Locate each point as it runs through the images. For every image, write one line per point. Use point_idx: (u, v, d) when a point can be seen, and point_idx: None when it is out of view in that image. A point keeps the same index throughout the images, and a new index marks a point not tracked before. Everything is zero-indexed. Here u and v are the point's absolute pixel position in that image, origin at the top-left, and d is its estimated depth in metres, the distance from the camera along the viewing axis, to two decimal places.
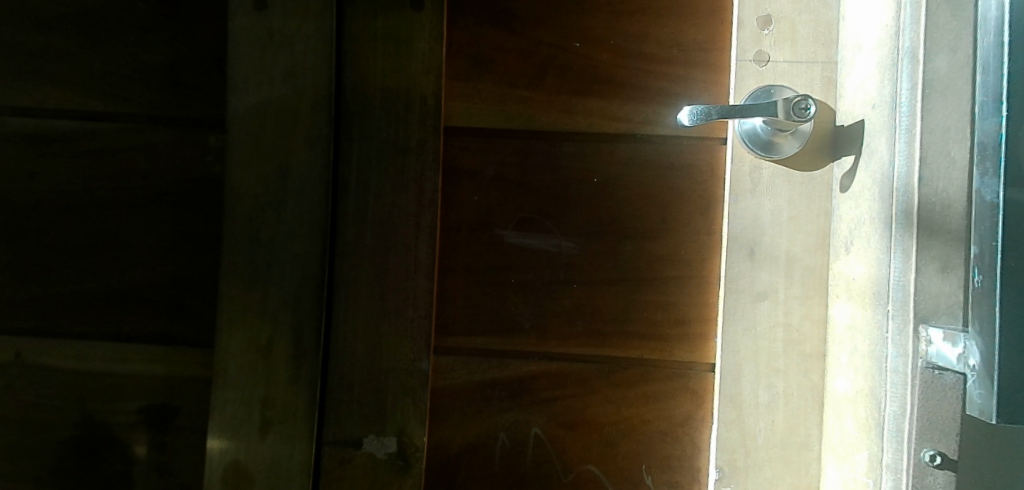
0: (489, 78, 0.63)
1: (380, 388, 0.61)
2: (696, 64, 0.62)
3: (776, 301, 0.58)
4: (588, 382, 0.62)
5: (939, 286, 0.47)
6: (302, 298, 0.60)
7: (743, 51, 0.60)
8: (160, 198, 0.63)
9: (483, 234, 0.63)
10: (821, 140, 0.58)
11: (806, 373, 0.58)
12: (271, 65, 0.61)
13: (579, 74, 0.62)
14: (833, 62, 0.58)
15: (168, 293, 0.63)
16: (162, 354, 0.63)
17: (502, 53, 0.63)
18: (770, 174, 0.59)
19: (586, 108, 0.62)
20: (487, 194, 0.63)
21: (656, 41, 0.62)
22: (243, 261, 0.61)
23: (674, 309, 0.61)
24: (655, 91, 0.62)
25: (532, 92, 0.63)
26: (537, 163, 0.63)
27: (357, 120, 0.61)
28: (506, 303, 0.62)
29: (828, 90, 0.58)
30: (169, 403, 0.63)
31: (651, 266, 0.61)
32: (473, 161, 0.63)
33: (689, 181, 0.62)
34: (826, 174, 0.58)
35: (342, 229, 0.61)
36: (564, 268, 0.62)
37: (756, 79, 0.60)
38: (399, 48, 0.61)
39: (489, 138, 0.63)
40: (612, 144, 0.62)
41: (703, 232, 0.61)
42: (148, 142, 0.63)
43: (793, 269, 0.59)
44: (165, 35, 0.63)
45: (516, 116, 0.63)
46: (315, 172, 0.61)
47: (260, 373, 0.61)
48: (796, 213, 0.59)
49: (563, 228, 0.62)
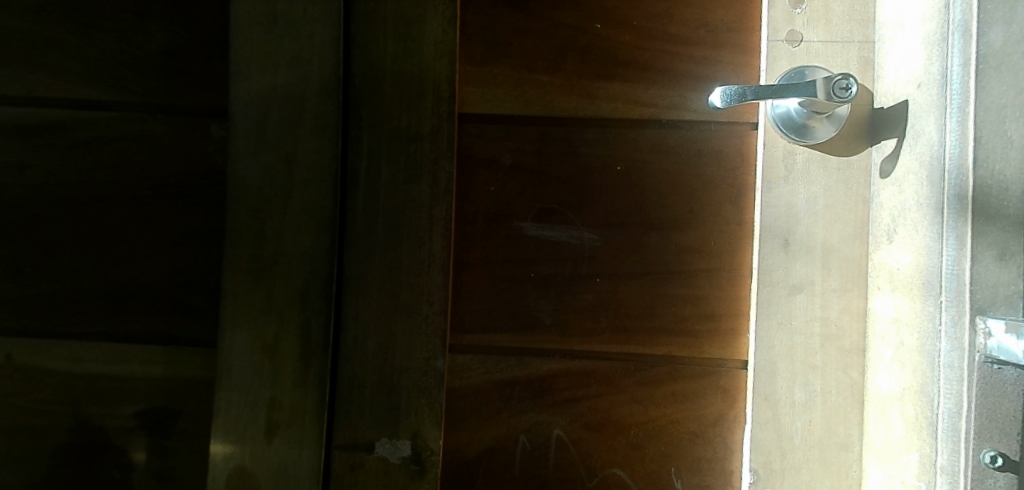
0: (506, 63, 0.60)
1: (394, 388, 0.57)
2: (723, 46, 0.59)
3: (813, 294, 0.55)
4: (613, 381, 0.59)
5: (997, 275, 0.43)
6: (311, 293, 0.57)
7: (775, 31, 0.57)
8: (160, 190, 0.60)
9: (501, 226, 0.60)
10: (858, 124, 0.55)
11: (845, 370, 0.55)
12: (276, 50, 0.58)
13: (600, 57, 0.59)
14: (870, 41, 0.55)
15: (169, 290, 0.59)
16: (164, 355, 0.60)
17: (520, 36, 0.60)
18: (804, 159, 0.56)
19: (608, 92, 0.59)
20: (505, 184, 0.60)
21: (681, 22, 0.59)
22: (248, 256, 0.58)
23: (703, 303, 0.58)
24: (680, 74, 0.59)
25: (550, 76, 0.60)
26: (557, 151, 0.59)
27: (367, 107, 0.58)
28: (526, 299, 0.59)
29: (865, 72, 0.55)
30: (169, 406, 0.60)
31: (678, 259, 0.58)
32: (489, 149, 0.60)
33: (718, 169, 0.58)
34: (865, 159, 0.55)
35: (352, 221, 0.58)
36: (586, 261, 0.59)
37: (789, 60, 0.57)
38: (411, 32, 0.58)
39: (505, 125, 0.60)
40: (636, 130, 0.59)
41: (733, 222, 0.58)
42: (147, 132, 0.60)
43: (830, 260, 0.55)
44: (165, 20, 0.60)
45: (534, 102, 0.60)
46: (324, 160, 0.58)
47: (266, 373, 0.58)
48: (833, 200, 0.56)
49: (585, 219, 0.59)
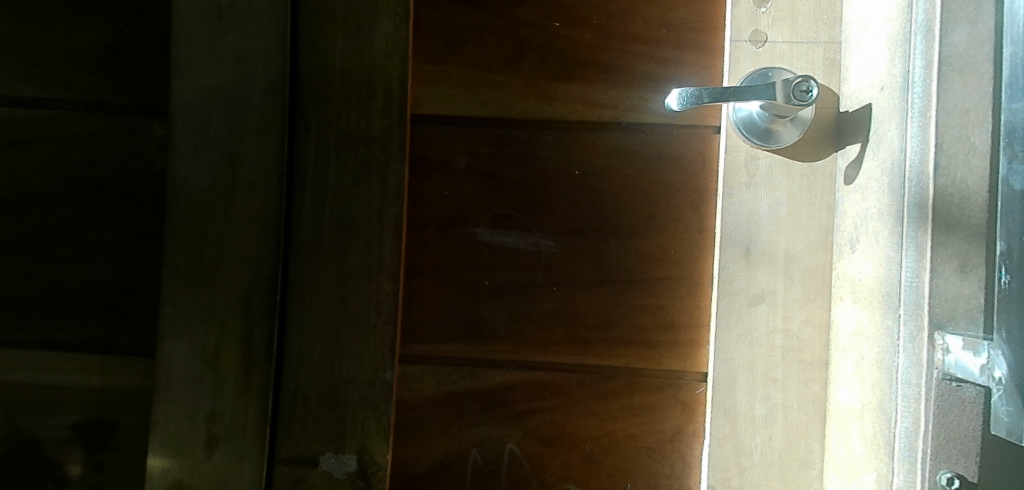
0: (460, 62, 0.57)
1: (340, 401, 0.55)
2: (686, 46, 0.56)
3: (774, 304, 0.54)
4: (568, 393, 0.56)
5: (956, 288, 0.41)
6: (253, 302, 0.55)
7: (738, 31, 0.54)
8: (99, 192, 0.57)
9: (454, 232, 0.57)
10: (822, 129, 0.53)
11: (805, 383, 0.53)
12: (220, 46, 0.55)
13: (559, 57, 0.56)
14: (836, 42, 0.53)
15: (106, 296, 0.57)
16: (100, 363, 0.57)
17: (475, 34, 0.57)
18: (767, 164, 0.54)
19: (566, 94, 0.56)
20: (459, 188, 0.57)
21: (642, 20, 0.56)
22: (189, 261, 0.55)
23: (662, 313, 0.56)
24: (642, 76, 0.56)
25: (507, 76, 0.56)
26: (514, 155, 0.57)
27: (313, 107, 0.55)
28: (480, 308, 0.57)
29: (830, 74, 0.53)
30: (106, 418, 0.57)
31: (637, 267, 0.56)
32: (443, 152, 0.57)
33: (678, 174, 0.56)
34: (829, 165, 0.53)
35: (297, 225, 0.55)
36: (543, 269, 0.56)
37: (751, 61, 0.54)
38: (361, 28, 0.55)
39: (460, 126, 0.57)
40: (593, 133, 0.56)
41: (693, 230, 0.56)
42: (85, 130, 0.57)
43: (791, 269, 0.54)
44: (105, 14, 0.57)
45: (491, 103, 0.57)
46: (269, 163, 0.55)
47: (207, 384, 0.55)
48: (796, 207, 0.54)
49: (541, 225, 0.56)
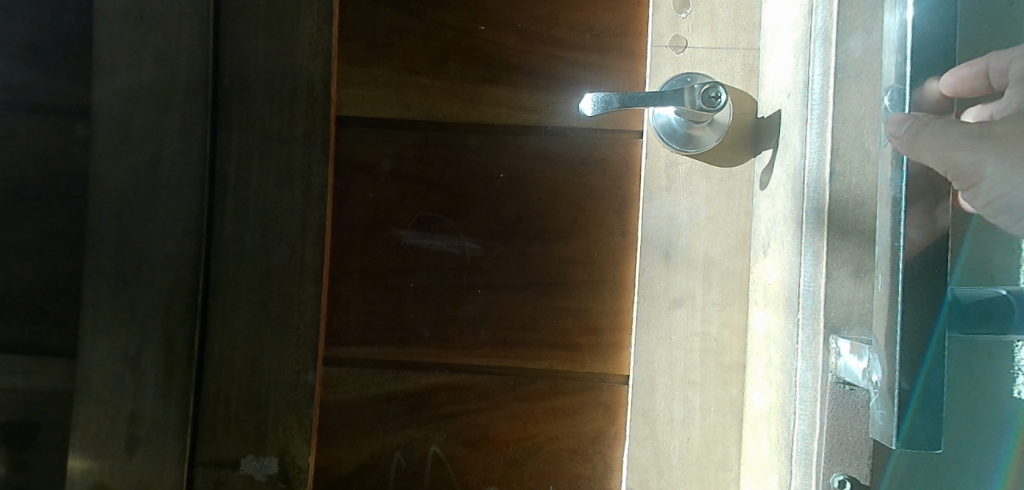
0: (386, 64, 0.56)
1: (262, 402, 0.55)
2: (611, 51, 0.56)
3: (693, 307, 0.54)
4: (492, 396, 0.57)
5: (851, 292, 0.44)
6: (174, 303, 0.55)
7: (659, 37, 0.55)
8: (20, 192, 0.56)
9: (379, 235, 0.56)
10: (740, 133, 0.53)
11: (723, 387, 0.54)
12: (140, 45, 0.53)
13: (483, 60, 0.56)
14: (754, 48, 0.54)
15: (27, 296, 0.56)
16: (25, 364, 0.56)
17: (400, 37, 0.56)
18: (686, 170, 0.54)
19: (492, 97, 0.56)
20: (384, 191, 0.56)
21: (566, 25, 0.56)
22: (110, 260, 0.54)
23: (586, 316, 0.56)
24: (564, 80, 0.56)
25: (433, 79, 0.56)
26: (439, 158, 0.56)
27: (236, 109, 0.55)
28: (404, 310, 0.56)
29: (748, 80, 0.54)
30: (30, 419, 0.55)
31: (562, 270, 0.56)
32: (368, 154, 0.56)
33: (602, 179, 0.56)
34: (747, 170, 0.54)
35: (220, 226, 0.55)
36: (467, 272, 0.56)
37: (672, 66, 0.55)
38: (284, 30, 0.55)
39: (385, 129, 0.57)
40: (519, 136, 0.56)
41: (615, 234, 0.56)
42: (9, 128, 0.56)
43: (710, 273, 0.54)
44: (22, 9, 0.55)
45: (416, 105, 0.56)
46: (192, 165, 0.55)
47: (128, 385, 0.54)
48: (714, 212, 0.54)
49: (466, 227, 0.56)
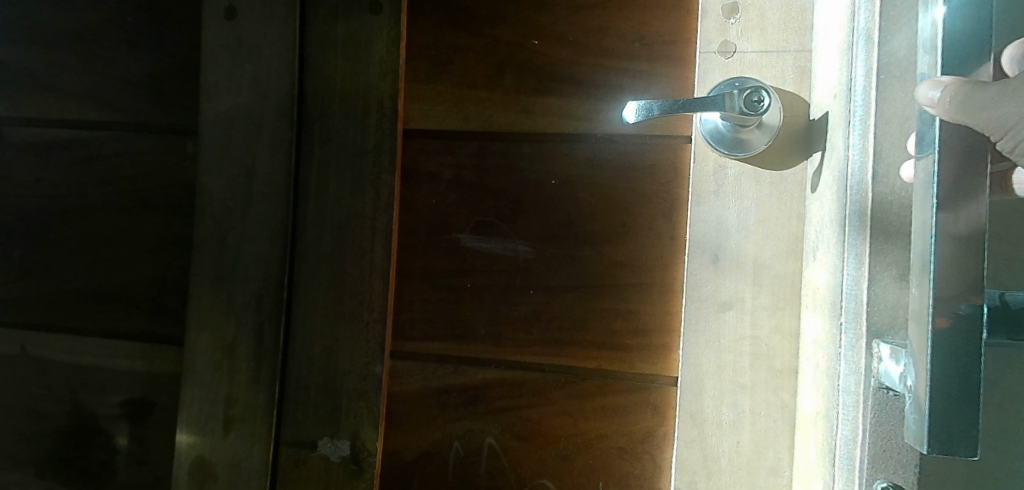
0: (447, 80, 0.61)
1: (336, 391, 0.60)
2: (659, 59, 0.57)
3: (742, 311, 0.54)
4: (544, 393, 0.60)
5: (896, 297, 0.42)
6: (263, 299, 0.61)
7: (707, 43, 0.56)
8: (143, 202, 0.65)
9: (440, 237, 0.61)
10: (791, 137, 0.53)
11: (774, 391, 0.53)
12: (239, 74, 0.62)
13: (536, 73, 0.59)
14: (806, 51, 0.53)
15: (146, 291, 0.65)
16: (144, 349, 0.65)
17: (461, 54, 0.60)
18: (735, 173, 0.55)
19: (544, 107, 0.59)
20: (446, 197, 0.61)
21: (615, 36, 0.58)
22: (212, 261, 0.62)
23: (634, 318, 0.58)
24: (614, 88, 0.58)
25: (489, 92, 0.60)
26: (495, 166, 0.60)
27: (317, 125, 0.61)
28: (462, 309, 0.60)
29: (800, 82, 0.53)
30: (147, 398, 0.65)
31: (611, 273, 0.58)
32: (431, 164, 0.61)
33: (651, 183, 0.58)
34: (799, 173, 0.53)
35: (302, 230, 0.61)
36: (521, 274, 0.59)
37: (721, 71, 0.55)
38: (358, 51, 0.60)
39: (447, 140, 0.61)
40: (570, 144, 0.59)
41: (665, 237, 0.57)
42: (135, 148, 0.65)
43: (760, 277, 0.54)
44: (146, 45, 0.64)
45: (474, 117, 0.60)
46: (280, 176, 0.61)
47: (224, 371, 0.62)
48: (765, 215, 0.54)
49: (519, 231, 0.59)
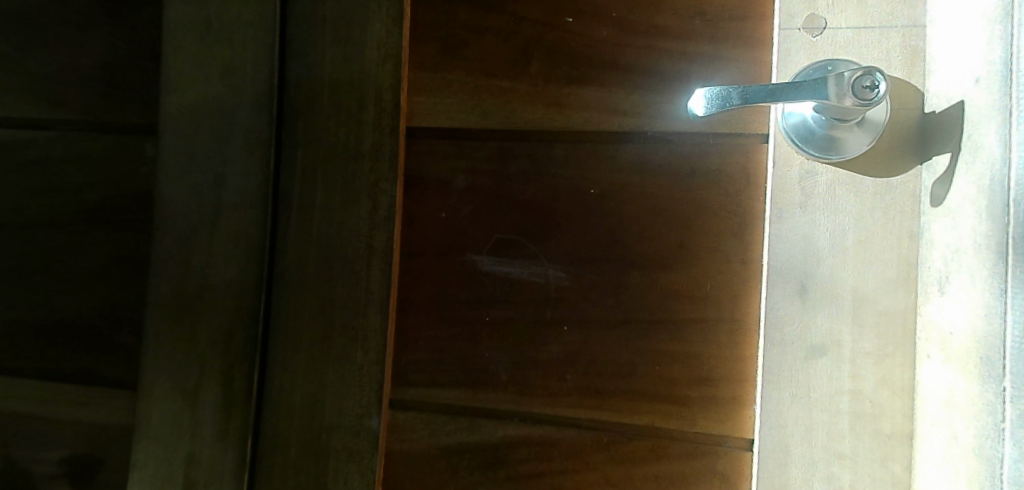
0: (460, 67, 0.49)
1: (322, 449, 0.49)
2: (726, 39, 0.46)
3: (839, 357, 0.43)
4: (582, 455, 0.48)
5: None
6: (234, 335, 0.49)
7: (789, 17, 0.45)
8: (92, 215, 0.53)
9: (452, 261, 0.49)
10: (898, 136, 0.43)
11: (882, 462, 0.42)
12: (207, 59, 0.50)
13: (570, 57, 0.48)
14: (917, 25, 0.43)
15: (95, 322, 0.53)
16: (89, 394, 0.53)
17: (478, 35, 0.49)
18: (828, 181, 0.44)
19: (580, 99, 0.48)
20: (458, 211, 0.49)
21: (671, 11, 0.47)
22: (172, 289, 0.50)
23: (695, 363, 0.46)
24: (670, 76, 0.47)
25: (512, 82, 0.49)
26: (520, 172, 0.49)
27: (301, 122, 0.49)
28: (478, 349, 0.49)
29: (910, 65, 0.43)
30: (92, 454, 0.53)
31: (663, 305, 0.47)
32: (441, 170, 0.50)
33: (715, 193, 0.46)
34: (910, 180, 0.43)
35: (282, 251, 0.49)
36: (551, 306, 0.48)
37: (806, 53, 0.45)
38: (352, 32, 0.49)
39: (460, 141, 0.50)
40: (613, 145, 0.48)
41: (735, 261, 0.46)
42: (84, 151, 0.54)
43: (862, 314, 0.43)
44: (99, 27, 0.53)
45: (494, 112, 0.49)
46: (254, 184, 0.49)
47: (185, 424, 0.50)
48: (866, 234, 0.43)
49: (550, 253, 0.48)
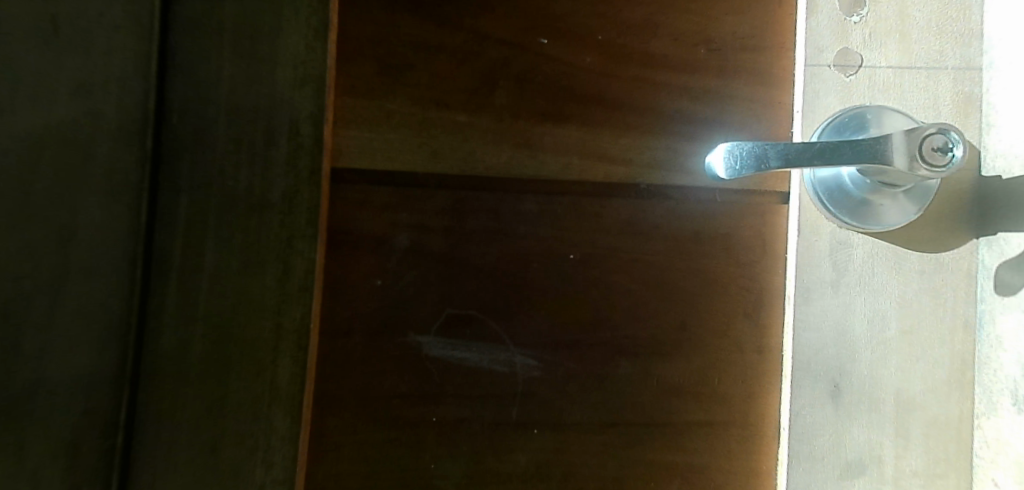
0: (403, 94, 0.38)
1: None
2: (736, 75, 0.38)
3: (880, 475, 0.36)
4: None
5: None
6: (71, 465, 0.33)
7: (816, 51, 0.37)
8: None
9: (388, 344, 0.38)
10: (951, 206, 0.36)
11: None
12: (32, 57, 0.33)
13: (545, 88, 0.38)
14: (969, 69, 0.36)
15: None
16: None
17: (427, 54, 0.38)
18: (865, 256, 0.37)
19: (556, 141, 0.38)
20: (399, 277, 0.38)
21: (669, 38, 0.38)
22: None
23: (702, 477, 0.38)
24: (668, 116, 0.38)
25: (471, 116, 0.38)
26: (479, 230, 0.38)
27: (186, 160, 0.35)
28: (421, 461, 0.38)
29: (964, 116, 0.36)
30: None
31: (662, 406, 0.38)
32: (375, 225, 0.38)
33: (723, 266, 0.38)
34: (964, 259, 0.36)
35: (150, 338, 0.35)
36: (519, 402, 0.38)
37: (838, 96, 0.37)
38: (259, 42, 0.36)
39: (400, 188, 0.38)
40: (598, 199, 0.38)
41: (748, 350, 0.38)
42: None
43: (906, 422, 0.36)
44: None
45: (446, 153, 0.38)
46: (109, 241, 0.34)
47: None
48: (911, 323, 0.36)
49: (517, 336, 0.38)
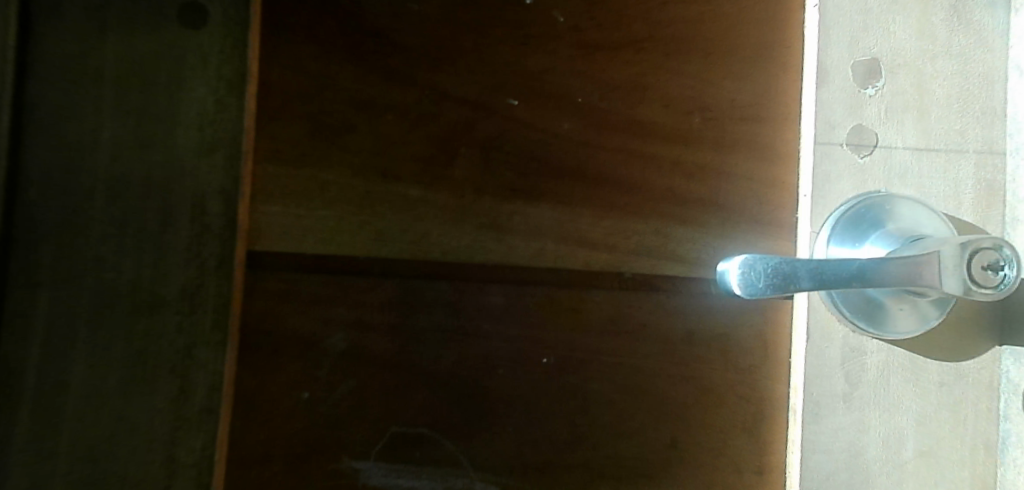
0: (339, 161, 0.30)
1: None
2: (737, 147, 0.32)
3: None
4: None
5: None
6: None
7: (827, 126, 0.33)
8: None
9: (316, 469, 0.30)
10: (973, 310, 0.32)
11: None
12: None
13: (515, 158, 0.31)
14: (989, 152, 0.33)
15: None
16: None
17: (370, 113, 0.31)
18: (879, 366, 0.32)
19: (529, 223, 0.31)
20: (331, 388, 0.30)
21: (662, 103, 0.32)
22: None
23: None
24: (662, 194, 0.32)
25: (426, 190, 0.31)
26: (433, 329, 0.31)
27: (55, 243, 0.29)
28: None
29: (984, 205, 0.33)
30: None
31: None
32: (300, 323, 0.30)
33: (721, 373, 0.32)
34: (985, 370, 0.33)
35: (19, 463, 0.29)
36: None
37: (853, 180, 0.33)
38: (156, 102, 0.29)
39: (336, 278, 0.31)
40: (579, 291, 0.32)
41: (747, 471, 0.33)
42: None
43: None
44: None
45: (394, 236, 0.31)
46: None
47: None
48: (928, 444, 0.32)
49: (480, 459, 0.31)
